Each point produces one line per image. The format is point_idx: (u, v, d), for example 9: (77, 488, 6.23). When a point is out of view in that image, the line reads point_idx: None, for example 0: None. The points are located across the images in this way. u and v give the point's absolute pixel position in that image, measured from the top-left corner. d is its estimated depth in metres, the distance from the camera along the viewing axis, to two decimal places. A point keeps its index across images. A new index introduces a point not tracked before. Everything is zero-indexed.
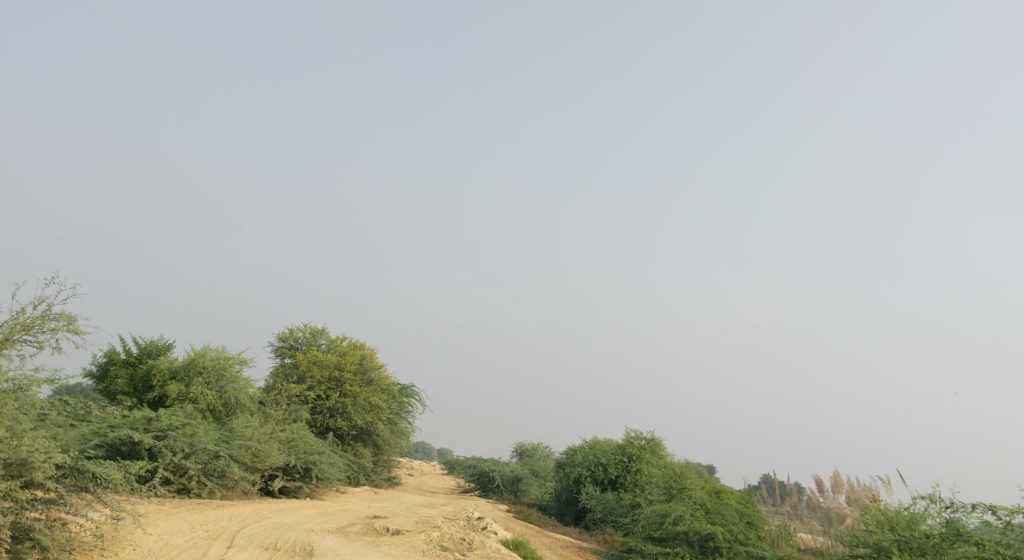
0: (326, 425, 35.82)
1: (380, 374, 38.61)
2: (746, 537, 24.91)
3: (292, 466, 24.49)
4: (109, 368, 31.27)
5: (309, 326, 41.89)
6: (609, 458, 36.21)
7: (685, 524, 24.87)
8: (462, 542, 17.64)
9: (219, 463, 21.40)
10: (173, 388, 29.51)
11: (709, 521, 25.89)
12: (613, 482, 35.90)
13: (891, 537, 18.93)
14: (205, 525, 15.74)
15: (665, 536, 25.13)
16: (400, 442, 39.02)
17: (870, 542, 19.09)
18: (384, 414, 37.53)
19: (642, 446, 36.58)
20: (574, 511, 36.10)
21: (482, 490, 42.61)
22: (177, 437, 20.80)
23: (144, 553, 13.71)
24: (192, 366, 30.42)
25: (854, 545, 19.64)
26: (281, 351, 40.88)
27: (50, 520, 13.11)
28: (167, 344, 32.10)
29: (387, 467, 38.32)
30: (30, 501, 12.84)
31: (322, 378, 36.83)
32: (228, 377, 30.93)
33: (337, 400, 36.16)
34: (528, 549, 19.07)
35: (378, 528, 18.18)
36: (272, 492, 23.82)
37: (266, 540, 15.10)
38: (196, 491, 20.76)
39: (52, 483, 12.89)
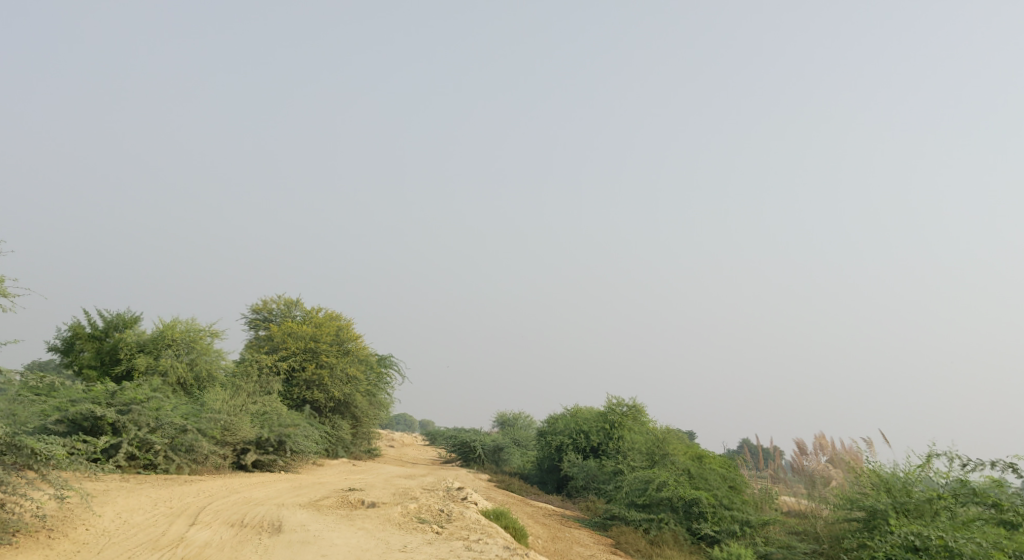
0: (302, 398, 35.03)
1: (357, 345, 37.83)
2: (731, 501, 24.51)
3: (265, 439, 23.69)
4: (74, 342, 30.23)
5: (283, 297, 40.91)
6: (590, 426, 35.80)
7: (669, 490, 24.46)
8: (441, 514, 17.00)
9: (188, 437, 20.61)
10: (142, 361, 28.57)
11: (693, 486, 25.53)
12: (594, 449, 35.53)
13: (886, 500, 18.51)
14: (168, 502, 15.01)
15: (648, 502, 24.74)
16: (379, 414, 38.37)
17: (865, 506, 18.66)
18: (362, 385, 36.78)
19: (623, 413, 36.16)
20: (555, 479, 35.75)
21: (463, 460, 42.16)
22: (141, 412, 19.94)
23: (97, 533, 12.93)
24: (161, 339, 29.47)
25: (848, 509, 19.17)
26: (255, 324, 39.91)
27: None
28: (134, 317, 31.05)
29: (366, 438, 37.67)
30: None
31: (298, 349, 35.99)
32: (199, 350, 30.06)
33: (313, 371, 35.35)
34: (510, 519, 18.46)
35: (353, 501, 17.52)
36: (245, 466, 23.07)
37: (232, 516, 14.40)
38: (163, 466, 19.99)
39: None
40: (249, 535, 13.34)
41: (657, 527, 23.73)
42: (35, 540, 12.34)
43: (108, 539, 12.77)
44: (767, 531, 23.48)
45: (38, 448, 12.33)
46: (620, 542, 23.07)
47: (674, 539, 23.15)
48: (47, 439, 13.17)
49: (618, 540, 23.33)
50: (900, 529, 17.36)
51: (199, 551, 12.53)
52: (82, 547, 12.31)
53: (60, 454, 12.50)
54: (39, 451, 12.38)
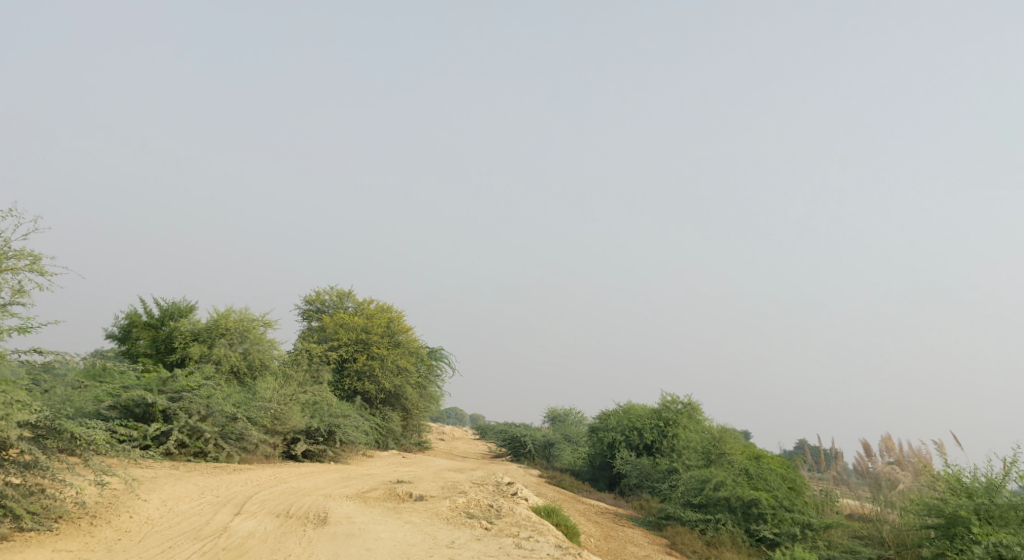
0: (353, 389, 34.96)
1: (408, 337, 37.65)
2: (791, 503, 23.53)
3: (315, 428, 23.54)
4: (131, 330, 30.61)
5: (336, 288, 40.96)
6: (644, 423, 34.98)
7: (727, 490, 23.59)
8: (490, 509, 16.51)
9: (238, 426, 20.53)
10: (196, 349, 28.78)
11: (752, 486, 24.61)
12: (648, 447, 34.72)
13: (968, 505, 17.49)
14: (215, 491, 14.83)
15: (705, 502, 23.90)
16: (430, 407, 38.14)
17: (944, 512, 17.67)
18: (413, 378, 36.59)
19: (678, 411, 35.21)
20: (608, 476, 35.04)
21: (513, 455, 41.71)
22: (192, 399, 19.89)
23: (140, 521, 12.77)
24: (215, 328, 29.66)
25: (925, 513, 18.17)
26: (308, 315, 40.05)
27: (28, 487, 12.06)
28: (189, 306, 31.33)
29: (416, 431, 37.45)
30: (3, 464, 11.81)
31: (349, 340, 35.97)
32: (252, 339, 30.18)
33: (364, 362, 35.27)
34: (562, 517, 17.89)
35: (401, 494, 17.16)
36: (295, 456, 22.96)
37: (278, 506, 14.13)
38: (213, 454, 19.93)
39: (28, 445, 11.79)
40: (294, 526, 13.03)
41: (714, 528, 22.87)
42: (77, 527, 12.23)
43: (150, 527, 12.58)
44: (830, 534, 22.45)
45: (77, 432, 12.23)
46: (675, 542, 22.29)
47: (732, 540, 22.28)
48: (87, 422, 13.11)
49: (673, 541, 22.54)
50: (987, 540, 16.37)
51: (241, 541, 12.24)
52: (123, 536, 12.14)
53: (100, 439, 12.41)
54: (79, 436, 12.28)
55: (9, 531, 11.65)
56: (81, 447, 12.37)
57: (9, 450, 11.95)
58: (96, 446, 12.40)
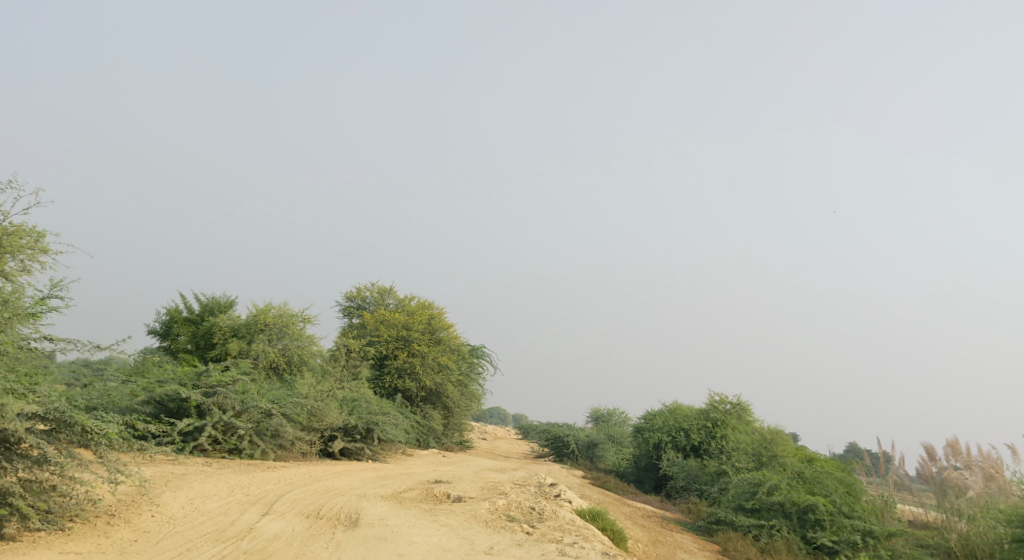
0: (394, 386, 34.39)
1: (449, 334, 37.00)
2: (850, 509, 22.32)
3: (353, 426, 22.95)
4: (172, 325, 30.57)
5: (376, 285, 40.53)
6: (691, 423, 33.88)
7: (781, 494, 22.41)
8: (531, 512, 15.69)
9: (273, 422, 20.02)
10: (236, 345, 28.53)
11: (808, 491, 23.39)
12: (695, 449, 33.56)
13: None
14: (246, 489, 14.25)
15: (758, 507, 22.75)
16: (471, 405, 37.42)
17: None
18: (453, 376, 35.91)
19: (727, 411, 34.19)
20: (653, 479, 33.89)
21: (556, 455, 40.82)
22: (226, 395, 19.43)
23: (161, 520, 12.23)
24: (254, 324, 29.39)
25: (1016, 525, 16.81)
26: (348, 311, 39.68)
27: (38, 484, 11.63)
28: (229, 301, 31.19)
29: (458, 430, 36.77)
30: (11, 460, 11.38)
31: (390, 337, 35.48)
32: (291, 335, 29.81)
33: (404, 359, 34.65)
34: (608, 521, 16.96)
35: (438, 494, 16.43)
36: (332, 453, 22.38)
37: (309, 506, 13.49)
38: (247, 452, 19.45)
39: (34, 439, 11.31)
40: (323, 528, 12.37)
41: (768, 534, 21.69)
42: (92, 527, 11.76)
43: (171, 528, 12.02)
44: (893, 543, 21.12)
45: (88, 425, 11.79)
46: (728, 550, 21.15)
47: (788, 547, 21.07)
48: (103, 416, 12.69)
49: (725, 547, 21.44)
50: None
51: (265, 544, 11.59)
52: (139, 537, 11.58)
53: (111, 433, 11.95)
54: (91, 429, 11.78)
55: (14, 531, 11.20)
56: (93, 441, 11.94)
57: (18, 445, 11.53)
58: (106, 441, 11.95)
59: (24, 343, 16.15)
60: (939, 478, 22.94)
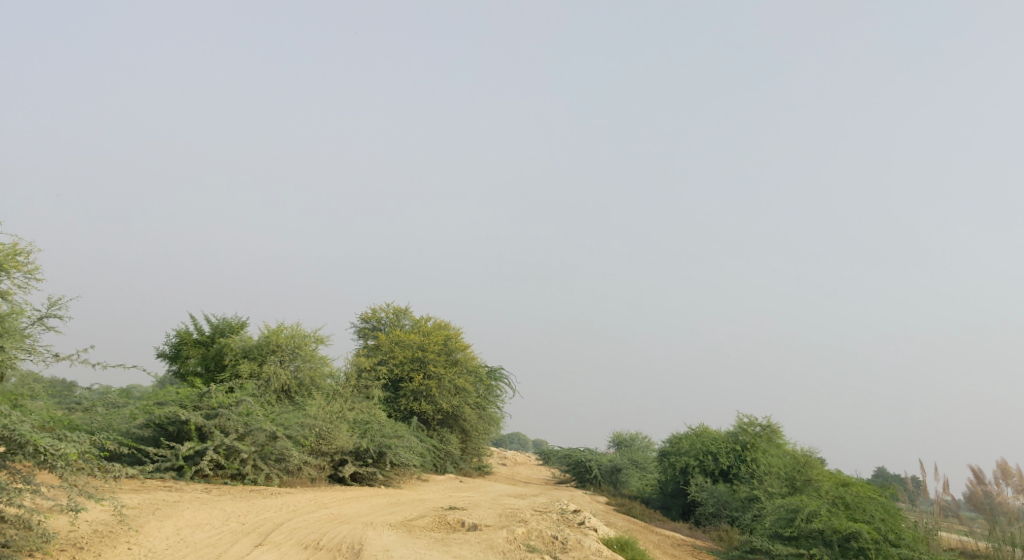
0: (409, 409, 33.17)
1: (466, 355, 35.83)
2: (897, 537, 20.81)
3: (364, 449, 21.76)
4: (181, 348, 29.76)
5: (392, 306, 39.50)
6: (719, 447, 32.40)
7: (822, 521, 20.84)
8: (553, 542, 14.42)
9: (278, 446, 18.91)
10: (247, 366, 27.56)
11: (849, 517, 21.93)
12: (724, 473, 32.03)
13: None
14: (242, 517, 13.16)
15: (796, 535, 21.26)
16: (490, 429, 36.18)
17: None
18: (471, 398, 34.73)
19: (756, 433, 32.72)
20: (681, 505, 32.33)
21: (579, 481, 39.35)
22: (229, 416, 18.39)
23: (138, 554, 11.11)
24: (266, 345, 28.45)
25: None
26: (363, 333, 38.70)
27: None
28: (241, 322, 30.31)
29: (475, 455, 35.55)
30: None
31: (405, 358, 34.38)
32: (304, 356, 28.83)
33: (420, 382, 33.48)
34: (637, 551, 15.65)
35: (452, 522, 15.22)
36: (343, 478, 21.21)
37: (308, 536, 12.36)
38: (251, 477, 18.34)
39: None
40: None
41: None
42: None
43: None
44: None
45: (41, 445, 10.88)
46: None
47: None
48: (67, 437, 11.80)
49: None
50: None
51: None
52: None
53: (69, 453, 11.03)
54: (43, 449, 10.84)
55: None
56: (50, 463, 11.03)
57: None
58: (63, 462, 11.04)
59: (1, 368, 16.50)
60: (991, 504, 21.39)
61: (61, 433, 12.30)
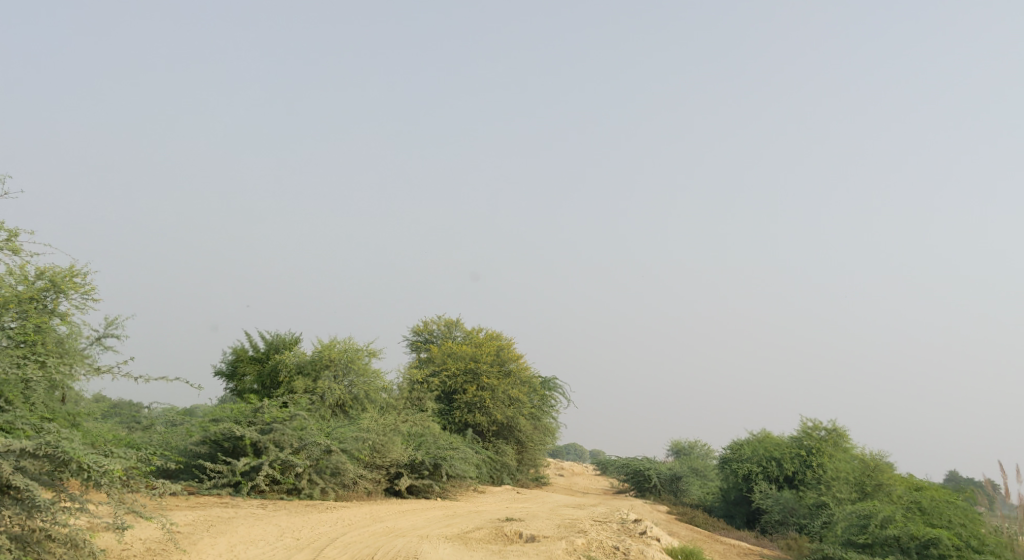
0: (464, 422, 32.90)
1: (519, 365, 35.47)
2: (979, 543, 19.74)
3: (419, 462, 21.54)
4: (237, 365, 30.03)
5: (444, 318, 39.39)
6: (783, 452, 31.44)
7: (897, 527, 19.96)
8: (615, 552, 13.93)
9: (332, 460, 18.77)
10: (301, 382, 27.63)
11: (927, 523, 20.87)
12: (789, 480, 31.09)
13: None
14: (296, 533, 13.00)
15: (870, 542, 20.35)
16: (545, 440, 35.73)
17: None
18: (526, 408, 34.34)
19: (822, 438, 31.59)
20: (745, 513, 31.37)
21: (638, 490, 38.59)
22: (284, 431, 18.34)
23: None
24: (320, 360, 28.50)
25: None
26: (416, 346, 38.65)
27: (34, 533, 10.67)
28: (294, 338, 30.46)
29: (532, 466, 35.12)
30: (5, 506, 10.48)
31: (458, 370, 34.16)
32: (357, 370, 28.83)
33: (474, 393, 33.20)
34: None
35: (510, 534, 14.83)
36: (399, 492, 21.01)
37: (363, 550, 12.13)
38: (307, 491, 18.24)
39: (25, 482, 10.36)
40: None
41: None
42: None
43: None
44: None
45: (85, 462, 10.85)
46: None
47: None
48: (112, 454, 11.85)
49: None
50: None
51: None
52: None
53: (113, 470, 11.02)
54: (87, 466, 10.82)
55: None
56: (95, 480, 11.04)
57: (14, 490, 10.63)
58: (107, 479, 11.05)
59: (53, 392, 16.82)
60: None
61: (108, 450, 12.36)
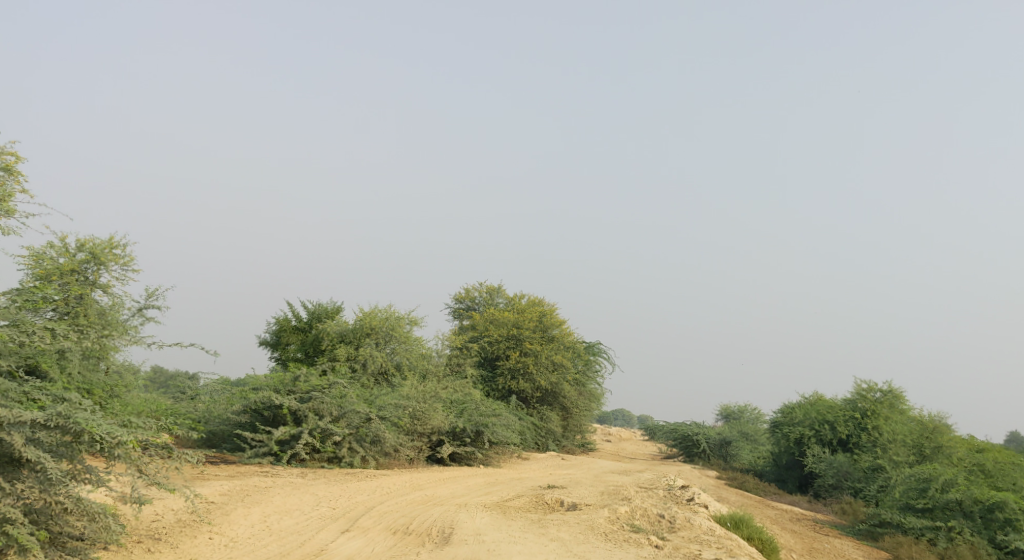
0: (508, 388, 32.58)
1: (562, 330, 34.92)
2: None
3: (461, 429, 21.22)
4: (281, 335, 30.13)
5: (486, 285, 39.03)
6: (836, 415, 30.55)
7: (960, 491, 19.11)
8: (661, 521, 13.42)
9: (372, 428, 18.56)
10: (343, 350, 27.53)
11: (992, 486, 19.92)
12: (843, 443, 30.22)
13: None
14: (332, 502, 12.78)
15: (930, 506, 19.49)
16: (591, 406, 35.30)
17: None
18: (570, 374, 33.91)
19: (877, 400, 30.55)
20: (797, 478, 30.59)
21: (686, 455, 38.00)
22: (323, 399, 18.17)
23: (219, 544, 10.79)
24: (361, 329, 28.35)
25: None
26: (458, 313, 38.42)
27: (50, 507, 10.56)
28: (336, 307, 30.40)
29: (577, 432, 34.76)
30: (23, 481, 10.36)
31: (501, 336, 33.78)
32: (399, 338, 28.67)
33: (517, 359, 32.81)
34: (754, 528, 14.46)
35: (551, 502, 14.42)
36: (441, 459, 20.76)
37: (398, 520, 11.83)
38: (347, 459, 18.09)
39: (38, 454, 10.20)
40: (409, 547, 10.66)
41: (946, 538, 18.39)
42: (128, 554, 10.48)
43: (230, 552, 10.56)
44: None
45: (98, 433, 10.67)
46: (901, 558, 17.92)
47: (973, 553, 17.72)
48: (131, 422, 11.67)
49: (896, 554, 18.23)
50: None
51: None
52: None
53: (127, 440, 10.80)
54: (101, 437, 10.63)
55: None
56: (110, 451, 10.86)
57: (31, 463, 10.51)
58: (122, 450, 10.83)
59: (89, 367, 16.88)
60: None
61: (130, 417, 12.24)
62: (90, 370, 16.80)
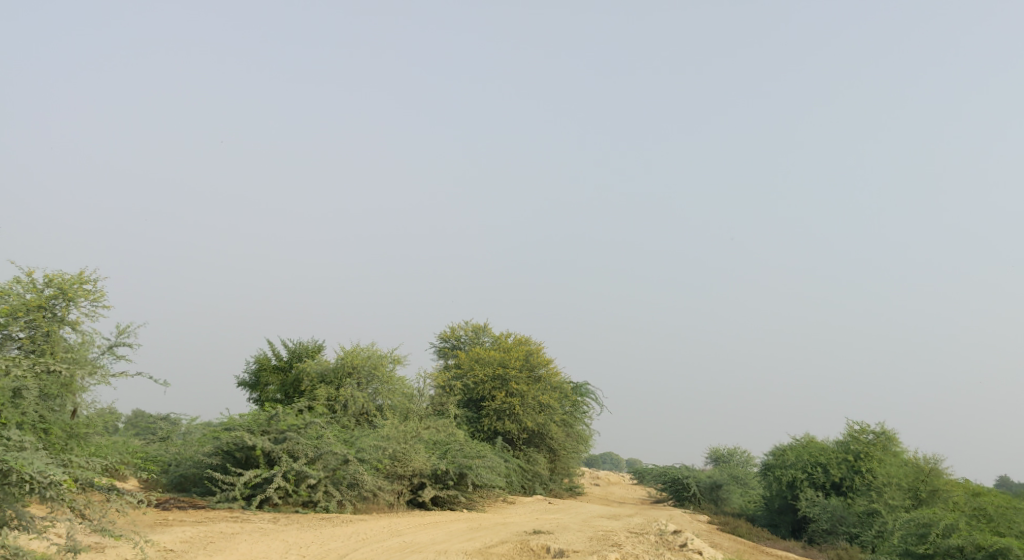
0: (493, 429, 31.75)
1: (549, 371, 34.17)
2: None
3: (444, 471, 20.38)
4: (260, 375, 29.29)
5: (471, 323, 38.37)
6: (829, 458, 29.89)
7: (961, 537, 18.46)
8: None
9: (349, 470, 17.76)
10: (324, 391, 26.72)
11: (993, 532, 19.25)
12: (836, 486, 29.49)
13: None
14: (302, 549, 11.99)
15: (931, 553, 18.81)
16: (579, 448, 34.47)
17: None
18: (557, 415, 33.13)
19: (870, 442, 29.90)
20: (789, 522, 29.81)
21: (676, 499, 37.09)
22: (298, 440, 17.39)
23: None
24: (342, 368, 27.56)
25: None
26: (443, 352, 37.67)
27: None
28: (317, 345, 29.65)
29: (565, 475, 33.88)
30: None
31: (486, 376, 33.02)
32: (381, 378, 27.92)
33: (503, 400, 32.03)
34: None
35: (537, 548, 13.65)
36: (423, 503, 19.92)
37: None
38: (322, 503, 17.28)
39: None
40: None
41: None
42: None
43: None
44: None
45: (29, 474, 10.10)
46: None
47: None
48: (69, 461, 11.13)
49: None
50: None
51: None
52: None
53: (61, 480, 10.24)
54: (31, 478, 10.05)
55: None
56: (43, 493, 10.28)
57: None
58: (56, 491, 10.27)
59: (47, 409, 16.13)
60: None
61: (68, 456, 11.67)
62: (49, 412, 16.10)
